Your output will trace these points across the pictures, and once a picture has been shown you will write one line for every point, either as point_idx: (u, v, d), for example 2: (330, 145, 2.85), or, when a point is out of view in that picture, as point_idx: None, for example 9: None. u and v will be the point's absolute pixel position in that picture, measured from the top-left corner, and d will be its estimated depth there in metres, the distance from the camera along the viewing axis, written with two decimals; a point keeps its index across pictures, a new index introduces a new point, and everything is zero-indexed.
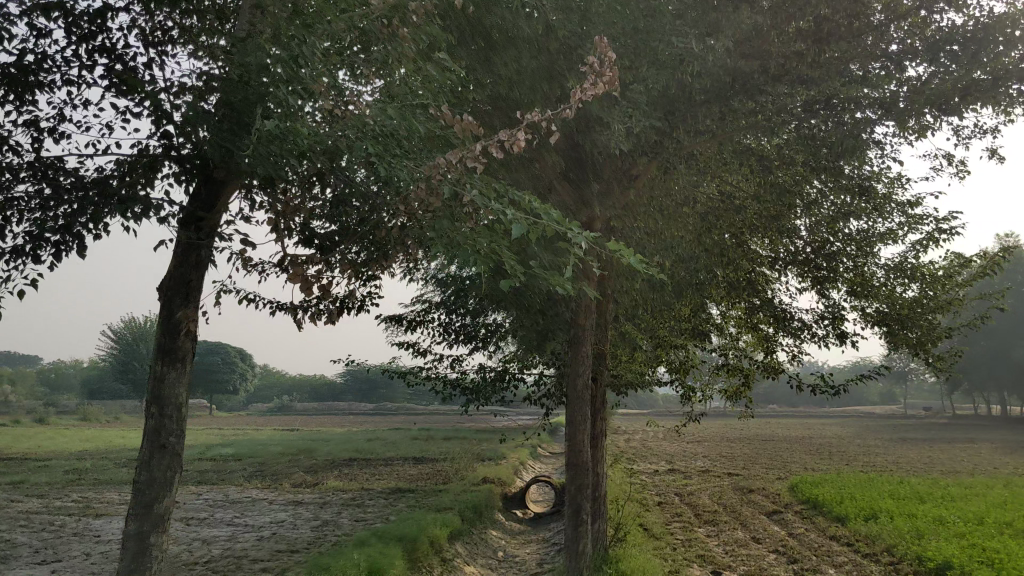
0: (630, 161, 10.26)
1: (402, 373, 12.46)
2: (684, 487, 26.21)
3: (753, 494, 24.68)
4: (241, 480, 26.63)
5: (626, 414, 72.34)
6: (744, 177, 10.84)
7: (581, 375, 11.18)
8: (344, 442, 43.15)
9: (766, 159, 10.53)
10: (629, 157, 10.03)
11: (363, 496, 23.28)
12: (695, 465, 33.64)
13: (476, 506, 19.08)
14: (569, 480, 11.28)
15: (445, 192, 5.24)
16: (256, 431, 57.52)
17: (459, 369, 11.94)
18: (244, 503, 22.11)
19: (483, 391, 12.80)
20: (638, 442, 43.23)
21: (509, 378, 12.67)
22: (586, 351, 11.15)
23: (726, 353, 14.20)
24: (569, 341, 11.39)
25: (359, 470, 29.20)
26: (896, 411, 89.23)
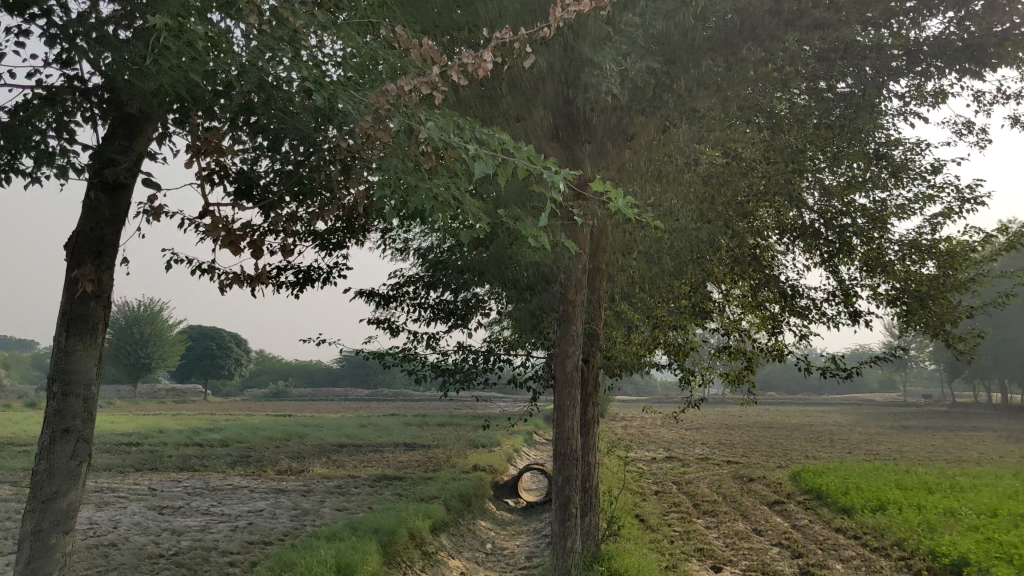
0: (625, 118, 9.34)
1: (378, 354, 11.53)
2: (682, 476, 25.33)
3: (754, 483, 23.81)
4: (224, 467, 25.79)
5: (624, 401, 71.52)
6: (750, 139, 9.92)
7: (571, 356, 10.31)
8: (336, 428, 42.34)
9: (775, 117, 9.60)
10: (624, 113, 9.11)
11: (348, 484, 22.42)
12: (694, 452, 32.73)
13: (464, 495, 18.22)
14: (557, 470, 10.42)
15: (395, 125, 4.35)
16: (249, 416, 56.71)
17: (439, 349, 11.03)
18: (223, 491, 21.26)
19: (465, 374, 11.90)
20: (636, 428, 42.41)
21: (495, 360, 11.78)
22: (578, 331, 10.32)
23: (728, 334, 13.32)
24: (558, 320, 10.53)
25: (347, 457, 28.30)
26: (897, 398, 88.46)
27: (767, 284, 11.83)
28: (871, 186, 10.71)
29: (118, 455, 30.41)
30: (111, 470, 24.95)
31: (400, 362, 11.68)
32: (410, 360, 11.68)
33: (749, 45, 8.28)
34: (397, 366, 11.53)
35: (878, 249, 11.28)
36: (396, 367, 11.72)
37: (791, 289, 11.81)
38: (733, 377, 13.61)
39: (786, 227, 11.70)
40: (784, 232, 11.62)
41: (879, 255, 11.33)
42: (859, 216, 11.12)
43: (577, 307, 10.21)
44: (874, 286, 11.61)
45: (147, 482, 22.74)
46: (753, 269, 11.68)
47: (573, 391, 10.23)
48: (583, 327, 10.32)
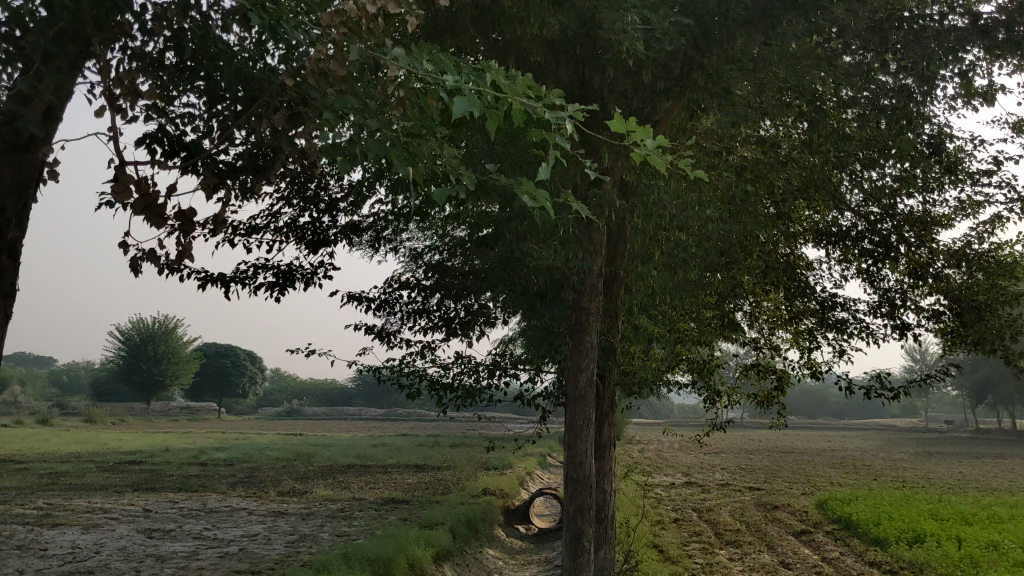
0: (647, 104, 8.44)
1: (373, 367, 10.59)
2: (702, 503, 24.17)
3: (778, 511, 22.64)
4: (225, 487, 24.81)
5: (641, 423, 70.15)
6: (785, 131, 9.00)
7: (584, 372, 9.34)
8: (346, 448, 41.34)
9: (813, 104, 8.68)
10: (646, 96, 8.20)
11: (352, 507, 21.41)
12: (713, 478, 31.53)
13: (472, 521, 17.19)
14: (568, 499, 9.40)
15: (354, 58, 3.49)
16: (259, 434, 55.80)
17: (437, 362, 10.05)
18: (221, 513, 20.27)
19: (468, 391, 10.93)
20: (653, 452, 41.18)
21: (500, 375, 10.81)
22: (593, 342, 9.38)
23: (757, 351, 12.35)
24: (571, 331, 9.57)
25: (353, 478, 27.25)
26: (919, 424, 86.77)
27: (798, 296, 10.92)
28: (920, 186, 9.70)
29: (119, 473, 29.45)
30: (106, 491, 24.01)
31: (396, 378, 10.70)
32: (407, 375, 10.71)
33: (790, 17, 7.43)
34: (391, 383, 10.55)
35: (926, 256, 10.26)
36: (390, 383, 10.74)
37: (827, 302, 10.89)
38: (762, 397, 12.62)
39: (822, 233, 10.74)
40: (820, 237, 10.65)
41: (925, 263, 10.31)
42: (902, 218, 10.18)
43: (593, 316, 9.30)
44: (920, 297, 10.57)
45: (142, 502, 21.74)
46: (787, 277, 10.71)
47: (589, 407, 9.26)
48: (599, 338, 9.38)
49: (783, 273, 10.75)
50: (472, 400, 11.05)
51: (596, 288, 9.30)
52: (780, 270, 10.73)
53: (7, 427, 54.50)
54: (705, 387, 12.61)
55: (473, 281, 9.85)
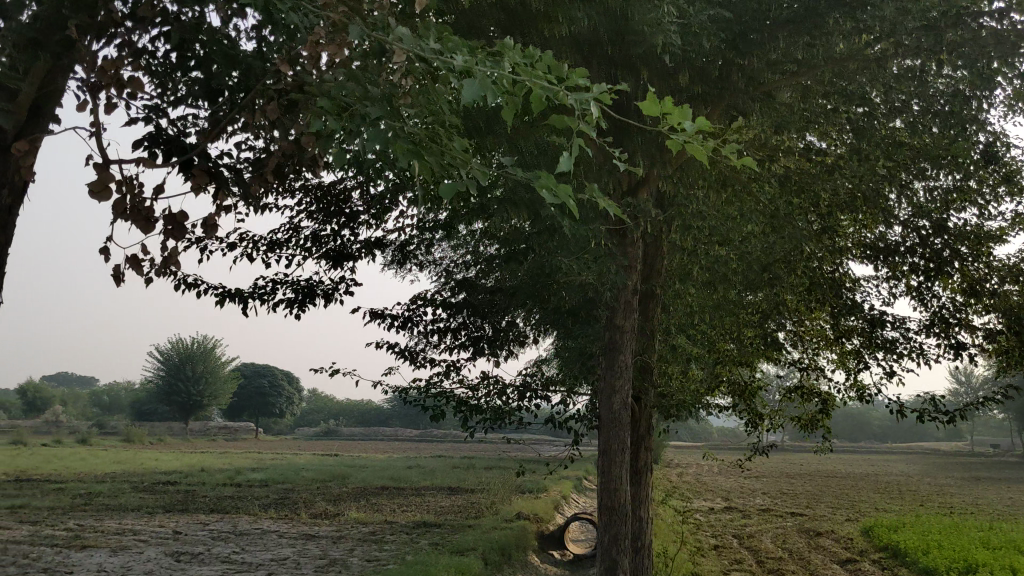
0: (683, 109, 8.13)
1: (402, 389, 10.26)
2: (743, 529, 23.51)
3: (822, 538, 21.94)
4: (256, 509, 24.57)
5: (680, 446, 69.13)
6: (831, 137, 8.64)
7: (619, 394, 8.97)
8: (381, 469, 41.01)
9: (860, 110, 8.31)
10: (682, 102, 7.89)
11: (384, 531, 21.05)
12: (753, 502, 30.80)
13: (505, 546, 16.78)
14: (602, 528, 9.00)
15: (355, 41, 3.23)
16: (295, 455, 55.67)
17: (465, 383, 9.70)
18: (251, 536, 20.01)
19: (499, 416, 10.55)
20: (692, 475, 40.44)
21: (532, 396, 10.47)
22: (628, 362, 9.04)
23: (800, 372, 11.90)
24: (606, 351, 9.21)
25: (386, 501, 26.92)
26: (966, 447, 84.78)
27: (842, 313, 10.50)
28: (974, 198, 9.25)
29: (152, 494, 29.34)
30: (138, 512, 23.86)
31: (424, 400, 10.39)
32: (435, 397, 10.37)
33: (836, 14, 7.15)
34: (419, 405, 10.23)
35: (981, 272, 9.78)
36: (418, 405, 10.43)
37: (874, 320, 10.44)
38: (807, 421, 12.15)
39: (871, 248, 10.31)
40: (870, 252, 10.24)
41: (979, 280, 9.82)
42: (953, 231, 9.72)
43: (628, 336, 8.98)
44: (975, 315, 10.08)
45: (173, 524, 21.56)
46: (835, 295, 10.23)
47: (625, 432, 8.91)
48: (634, 358, 9.04)
49: (827, 290, 10.36)
50: (502, 424, 10.67)
51: (632, 306, 9.00)
52: (824, 287, 10.36)
53: (46, 448, 54.86)
54: (747, 410, 12.12)
55: (505, 299, 9.51)
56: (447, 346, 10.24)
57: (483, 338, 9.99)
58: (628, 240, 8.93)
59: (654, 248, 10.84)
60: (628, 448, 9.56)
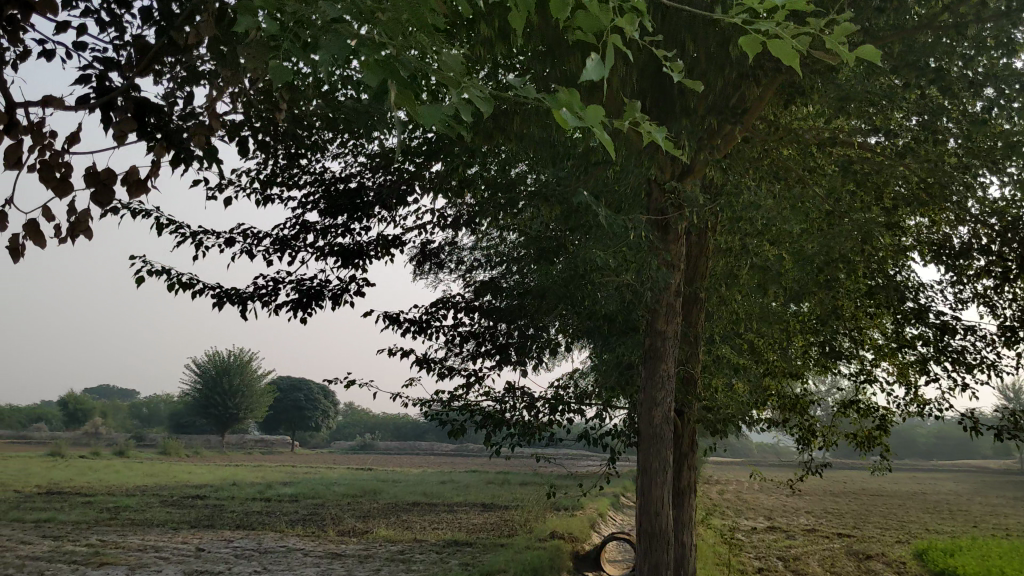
0: (715, 75, 7.74)
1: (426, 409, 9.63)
2: (787, 550, 22.45)
3: (872, 561, 20.83)
4: (283, 525, 23.94)
5: (721, 463, 67.56)
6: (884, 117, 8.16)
7: (659, 404, 8.45)
8: (415, 484, 40.28)
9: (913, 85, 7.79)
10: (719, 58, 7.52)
11: (412, 549, 20.32)
12: (798, 522, 29.67)
13: (536, 568, 16.00)
14: (642, 555, 8.36)
15: None
16: (328, 470, 54.98)
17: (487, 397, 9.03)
18: (274, 553, 19.38)
19: (530, 435, 9.71)
20: (733, 493, 39.30)
21: (563, 410, 9.71)
22: (668, 370, 8.56)
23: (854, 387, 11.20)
24: (644, 357, 8.68)
25: (417, 518, 26.20)
26: (1014, 466, 82.35)
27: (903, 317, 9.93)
28: None
29: (181, 509, 28.78)
30: (164, 527, 23.35)
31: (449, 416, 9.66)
32: (459, 411, 9.63)
33: None
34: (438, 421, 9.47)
35: None
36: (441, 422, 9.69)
37: (943, 325, 9.73)
38: (863, 438, 11.40)
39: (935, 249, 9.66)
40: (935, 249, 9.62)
41: None
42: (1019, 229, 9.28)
43: (671, 338, 8.59)
44: None
45: (198, 540, 21.00)
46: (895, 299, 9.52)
47: (664, 449, 8.46)
48: (675, 368, 8.59)
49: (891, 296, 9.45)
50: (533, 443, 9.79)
51: (674, 307, 8.59)
52: (888, 292, 9.51)
53: (81, 459, 54.76)
54: (800, 427, 11.13)
55: (532, 303, 8.83)
56: (468, 357, 9.52)
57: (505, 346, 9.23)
58: (675, 236, 8.45)
59: (697, 253, 10.38)
60: (670, 464, 8.95)
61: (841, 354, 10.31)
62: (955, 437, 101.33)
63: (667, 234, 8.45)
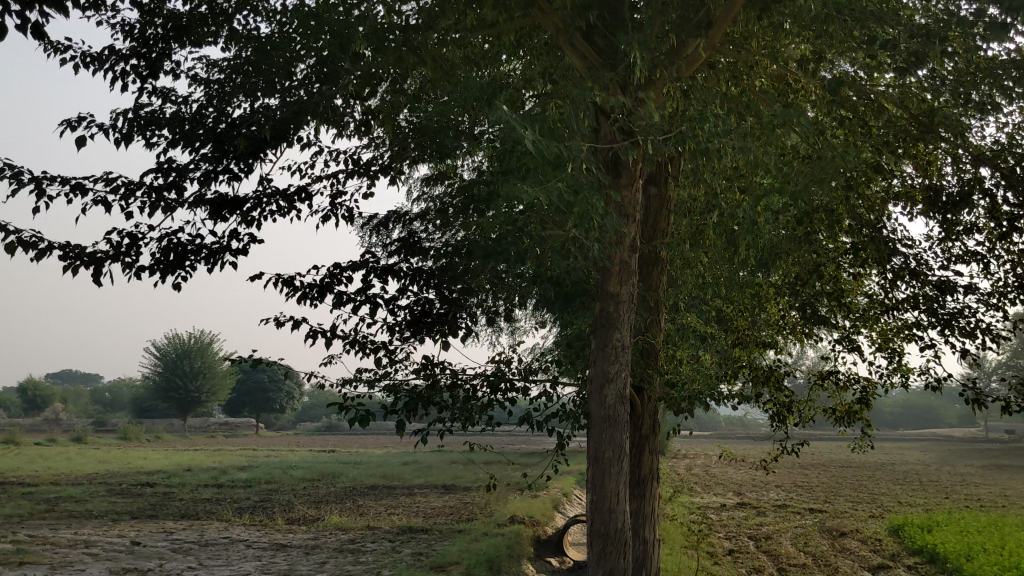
0: None
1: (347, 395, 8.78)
2: (759, 528, 21.60)
3: (847, 538, 19.97)
4: (229, 514, 22.60)
5: (690, 438, 66.83)
6: (850, 26, 7.28)
7: (612, 382, 7.89)
8: (377, 466, 39.03)
9: None
10: None
11: (364, 537, 19.16)
12: (768, 497, 28.81)
13: (493, 558, 14.81)
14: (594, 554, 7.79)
15: None
16: (289, 452, 53.47)
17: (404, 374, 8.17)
18: (215, 546, 18.09)
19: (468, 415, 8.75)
20: (701, 469, 38.39)
21: (503, 388, 8.77)
22: (623, 342, 7.99)
23: (829, 358, 10.21)
24: (593, 328, 8.15)
25: (374, 503, 24.94)
26: (978, 434, 82.63)
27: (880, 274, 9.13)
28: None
29: (124, 498, 27.21)
30: (102, 518, 21.96)
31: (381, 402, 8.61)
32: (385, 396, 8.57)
33: None
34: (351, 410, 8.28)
35: None
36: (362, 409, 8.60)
37: (937, 286, 8.70)
38: (841, 414, 10.40)
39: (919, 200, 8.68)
40: (919, 199, 8.65)
41: None
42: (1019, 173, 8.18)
43: (627, 305, 8.00)
44: None
45: (134, 533, 19.57)
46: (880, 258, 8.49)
47: (622, 433, 7.90)
48: (631, 337, 8.02)
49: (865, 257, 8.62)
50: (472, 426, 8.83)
51: (632, 268, 8.01)
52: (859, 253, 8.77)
53: (32, 446, 52.83)
54: (774, 402, 10.05)
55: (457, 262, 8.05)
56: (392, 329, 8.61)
57: (433, 313, 8.28)
58: (637, 178, 7.93)
59: (660, 209, 9.99)
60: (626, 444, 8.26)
61: (821, 318, 9.25)
62: (921, 408, 101.51)
63: (620, 176, 7.85)
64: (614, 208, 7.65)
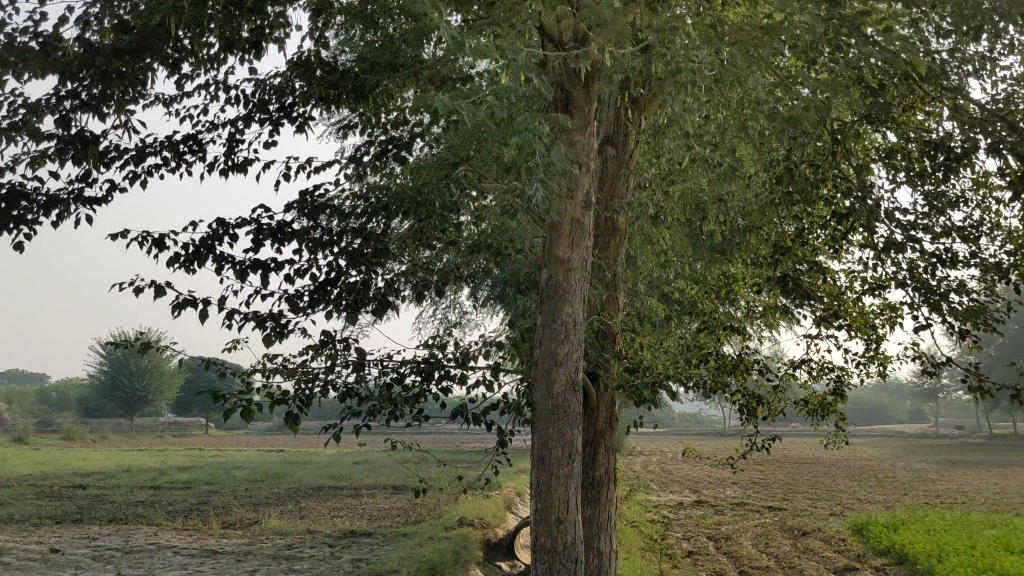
0: None
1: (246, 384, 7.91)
2: (718, 527, 20.79)
3: (809, 538, 19.20)
4: (160, 518, 21.22)
5: (644, 433, 66.14)
6: None
7: (559, 360, 7.29)
8: (322, 465, 37.63)
9: None
10: None
11: (303, 542, 17.98)
12: (725, 495, 28.04)
13: (435, 565, 13.71)
14: (539, 545, 7.16)
15: None
16: (233, 451, 51.81)
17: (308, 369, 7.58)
18: (138, 554, 16.76)
19: (392, 399, 8.09)
20: (656, 465, 37.62)
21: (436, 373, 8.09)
22: (572, 316, 7.39)
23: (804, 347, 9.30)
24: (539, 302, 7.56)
25: (317, 505, 23.70)
26: (927, 429, 83.15)
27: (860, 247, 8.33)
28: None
29: (51, 501, 25.62)
30: (21, 524, 20.47)
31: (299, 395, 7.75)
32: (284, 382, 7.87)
33: None
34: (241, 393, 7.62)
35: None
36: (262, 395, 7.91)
37: (928, 260, 7.89)
38: (813, 406, 9.47)
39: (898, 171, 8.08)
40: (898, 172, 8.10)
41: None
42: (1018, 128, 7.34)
43: (581, 272, 7.46)
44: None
45: (52, 540, 18.16)
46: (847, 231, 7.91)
47: (574, 426, 7.28)
48: (582, 309, 7.44)
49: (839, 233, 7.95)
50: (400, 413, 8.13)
51: (586, 232, 7.50)
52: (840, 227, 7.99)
53: None
54: (742, 392, 9.12)
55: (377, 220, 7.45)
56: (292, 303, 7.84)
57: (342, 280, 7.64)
58: (591, 122, 7.57)
59: (616, 171, 8.94)
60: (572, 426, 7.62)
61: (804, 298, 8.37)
62: (872, 404, 102.09)
63: (572, 115, 7.51)
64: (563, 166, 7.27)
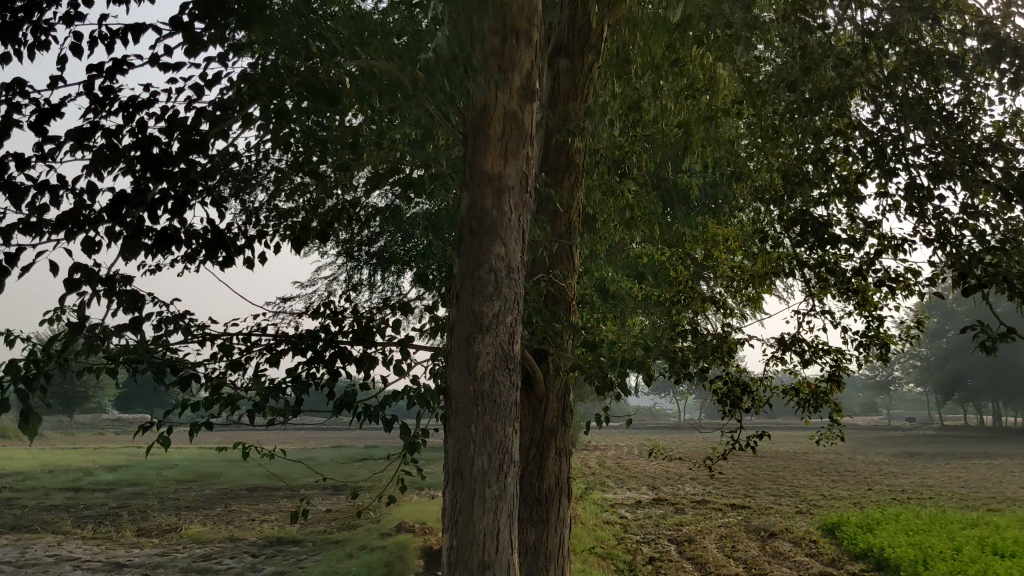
0: None
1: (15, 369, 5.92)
2: (679, 528, 19.36)
3: (775, 540, 17.82)
4: (68, 525, 19.28)
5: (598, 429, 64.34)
6: None
7: (484, 310, 5.91)
8: (260, 463, 35.53)
9: None
10: None
11: (222, 551, 16.21)
12: (684, 492, 26.62)
13: None
14: (454, 537, 5.82)
15: None
16: (169, 449, 49.30)
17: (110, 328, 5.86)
18: (30, 568, 14.86)
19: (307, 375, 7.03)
20: (613, 461, 36.07)
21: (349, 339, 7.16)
22: (505, 252, 6.05)
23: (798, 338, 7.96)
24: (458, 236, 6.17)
25: (246, 508, 21.86)
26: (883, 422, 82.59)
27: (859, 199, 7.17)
28: None
29: None
30: None
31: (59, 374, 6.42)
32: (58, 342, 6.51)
33: None
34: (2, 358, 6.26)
35: None
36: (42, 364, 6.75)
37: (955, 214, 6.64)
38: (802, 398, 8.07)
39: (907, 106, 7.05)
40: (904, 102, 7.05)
41: None
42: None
43: (515, 195, 6.14)
44: None
45: None
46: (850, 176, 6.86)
47: (505, 426, 5.91)
48: (520, 248, 6.14)
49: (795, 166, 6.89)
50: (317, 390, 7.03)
51: (525, 135, 6.22)
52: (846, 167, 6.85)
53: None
54: (725, 380, 7.86)
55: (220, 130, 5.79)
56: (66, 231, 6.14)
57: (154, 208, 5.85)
58: None
59: (573, 83, 8.46)
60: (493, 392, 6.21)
61: (806, 246, 7.09)
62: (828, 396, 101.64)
63: None
64: (501, 64, 6.15)
